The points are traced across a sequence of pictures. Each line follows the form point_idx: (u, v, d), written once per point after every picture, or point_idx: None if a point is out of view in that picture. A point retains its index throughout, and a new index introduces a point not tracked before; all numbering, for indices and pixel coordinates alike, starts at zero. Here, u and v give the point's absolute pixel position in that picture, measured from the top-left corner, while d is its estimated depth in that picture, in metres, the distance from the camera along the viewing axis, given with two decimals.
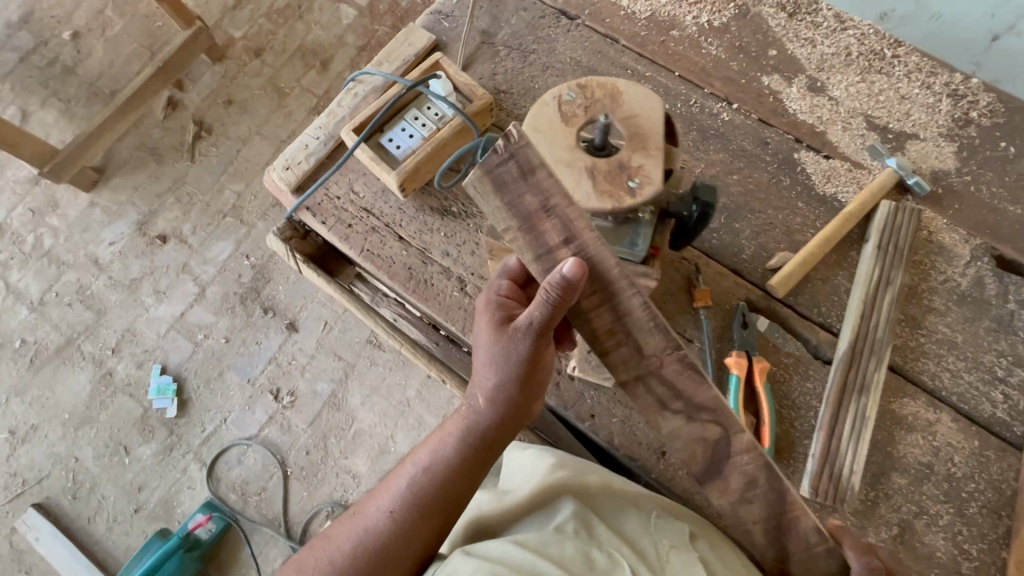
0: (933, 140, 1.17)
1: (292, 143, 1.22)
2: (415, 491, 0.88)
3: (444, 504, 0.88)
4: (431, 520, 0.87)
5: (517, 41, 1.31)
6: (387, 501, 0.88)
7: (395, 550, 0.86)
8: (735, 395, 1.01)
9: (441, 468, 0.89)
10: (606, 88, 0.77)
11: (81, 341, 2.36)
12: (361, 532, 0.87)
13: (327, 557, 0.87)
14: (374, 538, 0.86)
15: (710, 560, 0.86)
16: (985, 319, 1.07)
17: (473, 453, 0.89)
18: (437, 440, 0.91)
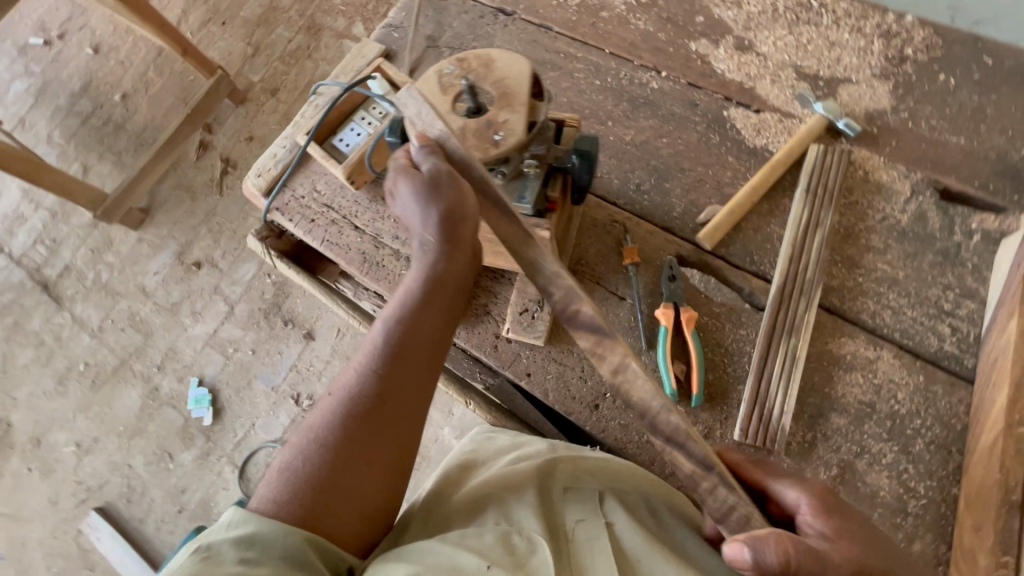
0: (866, 82, 1.16)
1: (265, 153, 1.36)
2: (378, 361, 0.77)
3: (415, 365, 0.78)
4: (405, 387, 0.77)
5: (458, 41, 1.42)
6: (363, 365, 0.78)
7: (371, 428, 0.75)
8: (663, 345, 1.03)
9: (404, 327, 0.79)
10: (482, 58, 0.84)
11: (133, 361, 2.48)
12: (327, 423, 0.76)
13: (293, 463, 0.74)
14: (343, 423, 0.75)
15: (622, 524, 0.79)
16: (929, 254, 1.03)
17: (433, 306, 0.81)
18: (401, 295, 0.81)
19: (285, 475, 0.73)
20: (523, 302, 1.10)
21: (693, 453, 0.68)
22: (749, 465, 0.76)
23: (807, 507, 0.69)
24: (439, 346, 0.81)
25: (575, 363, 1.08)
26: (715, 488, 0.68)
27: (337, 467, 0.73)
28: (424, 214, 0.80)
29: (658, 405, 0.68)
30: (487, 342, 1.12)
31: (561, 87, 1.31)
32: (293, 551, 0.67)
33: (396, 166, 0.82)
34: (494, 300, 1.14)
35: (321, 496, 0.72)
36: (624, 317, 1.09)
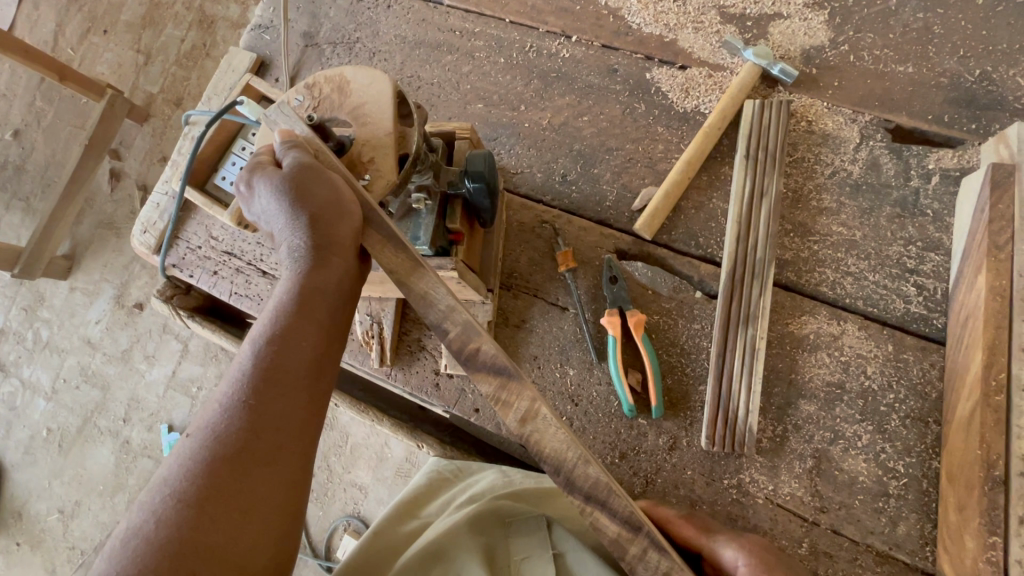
0: (798, 14, 1.02)
1: (146, 205, 1.20)
2: (244, 389, 0.62)
3: (293, 389, 0.63)
4: (282, 418, 0.62)
5: (339, 34, 1.22)
6: (228, 397, 0.62)
7: (243, 471, 0.59)
8: (613, 358, 0.93)
9: (275, 343, 0.63)
10: (333, 81, 0.71)
11: (96, 417, 2.17)
12: (183, 473, 0.59)
13: (141, 526, 0.57)
14: (206, 467, 0.59)
15: (564, 555, 0.84)
16: (887, 206, 0.93)
17: (314, 314, 0.65)
18: (271, 308, 0.66)
19: (129, 546, 0.55)
20: None
21: (615, 511, 0.62)
22: (683, 524, 0.80)
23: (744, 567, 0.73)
24: (325, 364, 0.66)
25: None
26: (643, 552, 0.61)
27: (199, 522, 0.56)
28: (289, 212, 0.66)
29: (573, 457, 0.62)
30: (427, 380, 1.02)
31: (463, 72, 1.14)
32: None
33: (252, 166, 0.69)
34: (427, 333, 1.03)
35: (176, 562, 0.54)
36: (568, 329, 0.99)
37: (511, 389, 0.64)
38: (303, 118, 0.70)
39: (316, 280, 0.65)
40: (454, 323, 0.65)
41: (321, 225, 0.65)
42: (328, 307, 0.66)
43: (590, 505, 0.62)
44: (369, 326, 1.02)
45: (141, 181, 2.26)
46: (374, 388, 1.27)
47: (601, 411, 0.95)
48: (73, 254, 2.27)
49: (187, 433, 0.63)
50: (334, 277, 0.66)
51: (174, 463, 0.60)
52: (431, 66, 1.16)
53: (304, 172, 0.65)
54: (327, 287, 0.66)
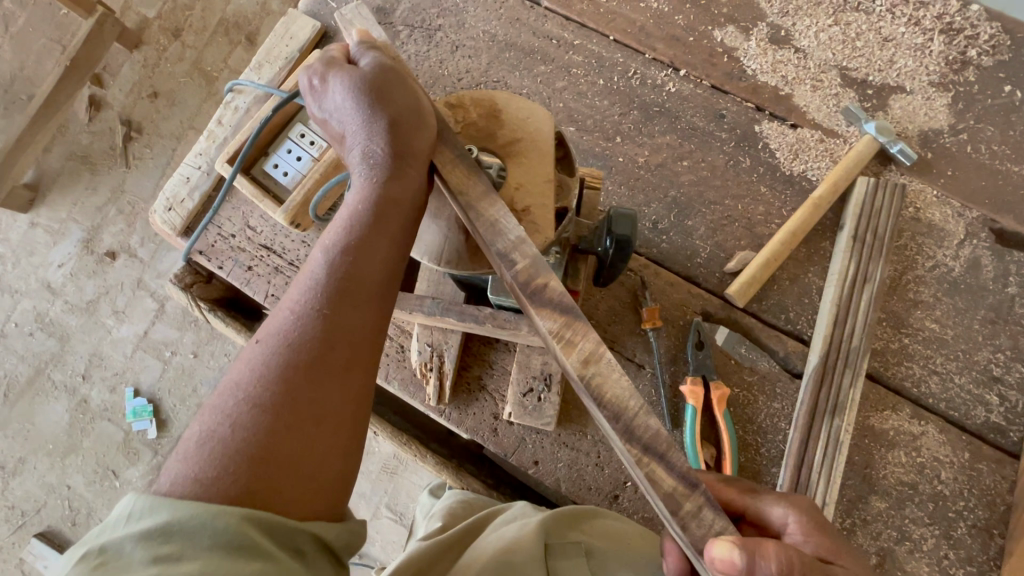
0: (922, 92, 0.97)
1: (173, 177, 1.06)
2: (319, 295, 0.54)
3: (370, 299, 0.55)
4: (358, 331, 0.55)
5: (418, 17, 1.09)
6: (300, 301, 0.55)
7: (321, 382, 0.52)
8: (691, 429, 0.88)
9: (352, 250, 0.55)
10: (483, 106, 0.62)
11: (51, 370, 1.96)
12: (255, 377, 0.52)
13: (213, 430, 0.50)
14: (280, 372, 0.52)
15: None
16: (981, 309, 0.92)
17: (394, 220, 0.57)
18: (346, 211, 0.58)
19: (202, 448, 0.49)
20: (526, 381, 0.92)
21: (674, 465, 0.48)
22: (723, 488, 0.70)
23: (795, 524, 0.64)
24: (400, 275, 0.59)
25: (589, 448, 0.93)
26: (700, 509, 0.48)
27: (277, 431, 0.50)
28: (364, 108, 0.58)
29: (637, 405, 0.49)
30: (485, 425, 0.95)
31: (556, 87, 1.04)
32: (233, 533, 0.44)
33: (322, 59, 0.63)
34: (490, 372, 0.96)
35: (256, 471, 0.48)
36: (642, 389, 0.94)
37: (576, 328, 0.51)
38: (461, 151, 0.60)
39: (396, 184, 0.57)
40: (523, 254, 0.54)
41: (404, 130, 0.57)
42: (408, 218, 0.58)
43: (646, 458, 0.48)
44: (428, 358, 0.93)
45: (126, 116, 2.01)
46: (408, 410, 1.19)
47: None
48: (38, 186, 2.02)
49: (254, 338, 0.56)
50: (416, 187, 0.58)
51: (244, 368, 0.54)
52: (520, 74, 1.05)
53: (386, 75, 0.59)
54: (406, 197, 0.57)
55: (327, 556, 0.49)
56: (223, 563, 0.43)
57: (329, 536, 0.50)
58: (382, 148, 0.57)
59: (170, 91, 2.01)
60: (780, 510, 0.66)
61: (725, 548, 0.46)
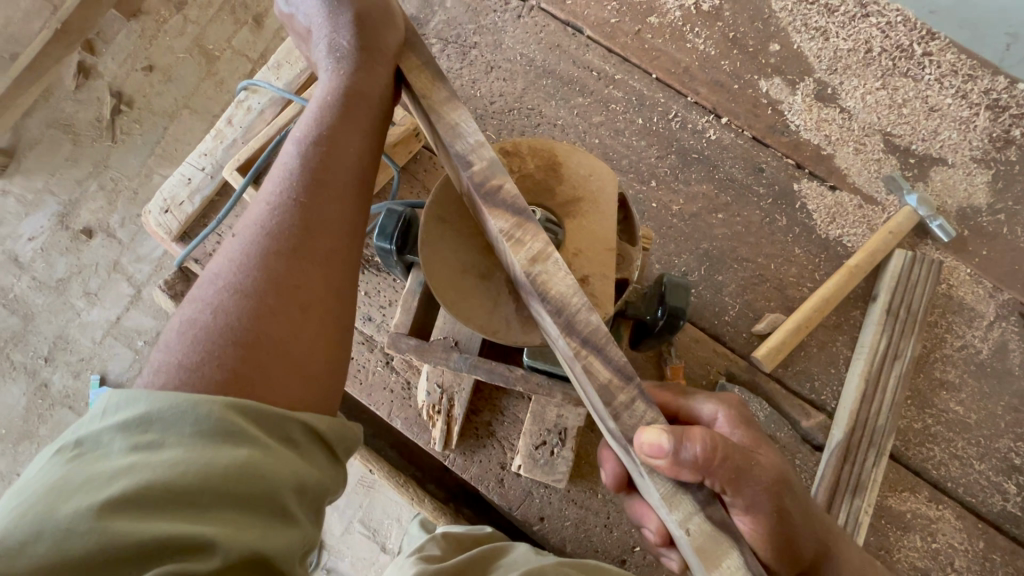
0: (963, 167, 0.95)
1: (173, 175, 0.98)
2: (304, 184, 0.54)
3: (347, 190, 0.55)
4: (338, 223, 0.54)
5: (453, 32, 1.03)
6: (278, 192, 0.54)
7: (301, 268, 0.51)
8: None
9: (325, 141, 0.55)
10: (542, 158, 0.57)
11: (9, 349, 1.83)
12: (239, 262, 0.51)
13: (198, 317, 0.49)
14: (260, 255, 0.51)
15: None
16: (1005, 395, 0.90)
17: (364, 110, 0.56)
18: (316, 106, 0.57)
19: (183, 337, 0.47)
20: (540, 433, 0.86)
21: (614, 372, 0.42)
22: (658, 390, 0.68)
23: (724, 418, 0.63)
24: (373, 170, 0.58)
25: (598, 508, 0.88)
26: None
27: (259, 313, 0.48)
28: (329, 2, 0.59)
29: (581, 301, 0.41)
30: (490, 474, 0.89)
31: (593, 121, 0.99)
32: (215, 419, 0.40)
33: None
34: (500, 419, 0.90)
35: (236, 355, 0.46)
36: None
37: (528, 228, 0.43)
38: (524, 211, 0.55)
39: (364, 73, 0.56)
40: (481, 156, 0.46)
41: (365, 25, 0.57)
42: (376, 115, 0.58)
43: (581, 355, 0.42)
44: (436, 400, 0.86)
45: (115, 88, 1.89)
46: (405, 444, 1.12)
47: None
48: (12, 153, 1.89)
49: (232, 234, 0.55)
50: (383, 83, 0.57)
51: (222, 260, 0.52)
52: (556, 103, 1.00)
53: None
54: (373, 93, 0.57)
55: (320, 448, 0.46)
56: (209, 450, 0.39)
57: (320, 427, 0.46)
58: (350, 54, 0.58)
59: (166, 66, 1.90)
60: (710, 406, 0.64)
61: (654, 432, 0.40)
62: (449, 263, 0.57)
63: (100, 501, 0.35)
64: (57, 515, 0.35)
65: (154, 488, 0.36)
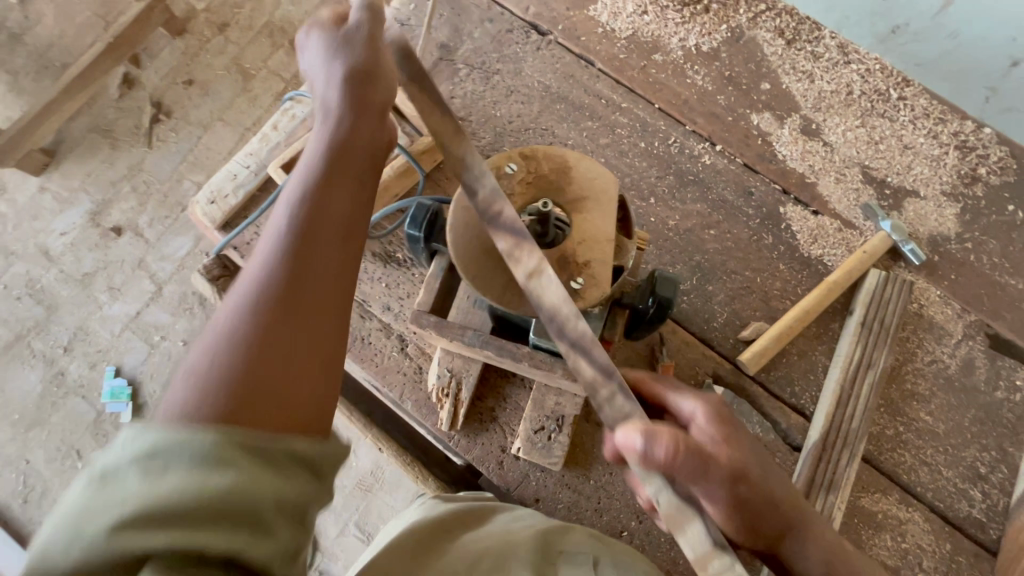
0: (934, 199, 1.05)
1: (221, 171, 1.09)
2: (311, 187, 0.57)
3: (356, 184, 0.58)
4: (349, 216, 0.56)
5: (479, 59, 1.15)
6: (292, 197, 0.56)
7: (317, 266, 0.52)
8: None
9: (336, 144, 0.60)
10: (554, 162, 0.66)
11: (31, 337, 1.91)
12: (253, 280, 0.51)
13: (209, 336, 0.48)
14: (278, 255, 0.52)
15: None
16: (972, 409, 0.97)
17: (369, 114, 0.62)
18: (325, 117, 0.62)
19: (206, 344, 0.48)
20: (539, 419, 0.94)
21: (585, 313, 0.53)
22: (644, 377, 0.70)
23: (702, 415, 0.64)
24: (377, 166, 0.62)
25: (590, 493, 0.95)
26: None
27: (278, 308, 0.49)
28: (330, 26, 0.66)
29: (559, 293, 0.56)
30: (491, 456, 0.96)
31: (600, 143, 1.11)
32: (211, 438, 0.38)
33: None
34: (503, 406, 0.98)
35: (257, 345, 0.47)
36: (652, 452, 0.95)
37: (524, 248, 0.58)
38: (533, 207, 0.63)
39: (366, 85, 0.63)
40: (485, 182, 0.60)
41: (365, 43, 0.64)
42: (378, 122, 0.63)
43: (572, 350, 0.55)
44: (445, 383, 0.94)
45: (156, 99, 2.04)
46: (411, 433, 1.20)
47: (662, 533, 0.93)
48: (54, 153, 2.02)
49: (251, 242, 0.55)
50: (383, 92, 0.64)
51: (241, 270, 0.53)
52: (568, 125, 1.11)
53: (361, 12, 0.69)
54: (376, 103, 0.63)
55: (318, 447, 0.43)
56: (209, 473, 0.37)
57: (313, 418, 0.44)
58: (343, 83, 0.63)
59: (207, 81, 2.05)
60: (691, 403, 0.66)
61: (628, 431, 0.51)
62: (472, 243, 0.66)
63: (115, 520, 0.35)
64: (80, 545, 0.35)
65: (160, 508, 0.36)
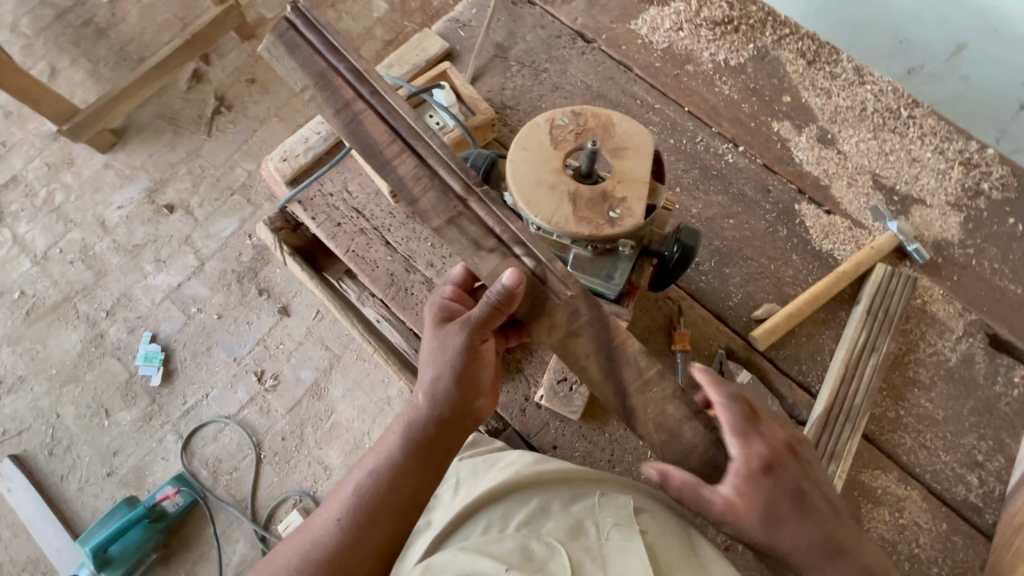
0: (940, 208, 1.14)
1: (295, 134, 1.22)
2: (410, 452, 0.80)
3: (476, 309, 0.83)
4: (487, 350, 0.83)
5: (530, 58, 1.30)
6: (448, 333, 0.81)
7: (467, 394, 0.82)
8: None
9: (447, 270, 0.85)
10: (600, 118, 0.78)
11: (78, 300, 2.02)
12: (349, 506, 0.78)
13: (321, 534, 0.77)
14: (445, 392, 0.81)
15: (652, 544, 0.75)
16: (971, 400, 1.03)
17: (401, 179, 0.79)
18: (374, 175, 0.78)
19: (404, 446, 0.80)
20: (562, 370, 1.02)
21: None
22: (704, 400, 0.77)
23: (736, 468, 0.71)
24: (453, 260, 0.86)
25: (605, 446, 1.02)
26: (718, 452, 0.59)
27: (446, 428, 0.81)
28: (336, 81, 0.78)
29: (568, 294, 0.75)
30: (515, 404, 1.04)
31: None
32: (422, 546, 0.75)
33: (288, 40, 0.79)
34: (529, 359, 1.06)
35: (437, 438, 0.81)
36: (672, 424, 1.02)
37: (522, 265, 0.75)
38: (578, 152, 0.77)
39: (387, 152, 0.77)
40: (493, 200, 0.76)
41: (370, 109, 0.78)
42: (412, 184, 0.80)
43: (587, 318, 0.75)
44: None
45: (220, 93, 2.24)
46: None
47: None
48: (123, 133, 2.20)
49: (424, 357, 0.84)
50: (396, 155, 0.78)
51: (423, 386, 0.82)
52: None
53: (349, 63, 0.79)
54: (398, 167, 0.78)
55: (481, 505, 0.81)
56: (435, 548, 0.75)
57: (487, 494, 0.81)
58: (340, 87, 0.78)
59: (270, 80, 2.24)
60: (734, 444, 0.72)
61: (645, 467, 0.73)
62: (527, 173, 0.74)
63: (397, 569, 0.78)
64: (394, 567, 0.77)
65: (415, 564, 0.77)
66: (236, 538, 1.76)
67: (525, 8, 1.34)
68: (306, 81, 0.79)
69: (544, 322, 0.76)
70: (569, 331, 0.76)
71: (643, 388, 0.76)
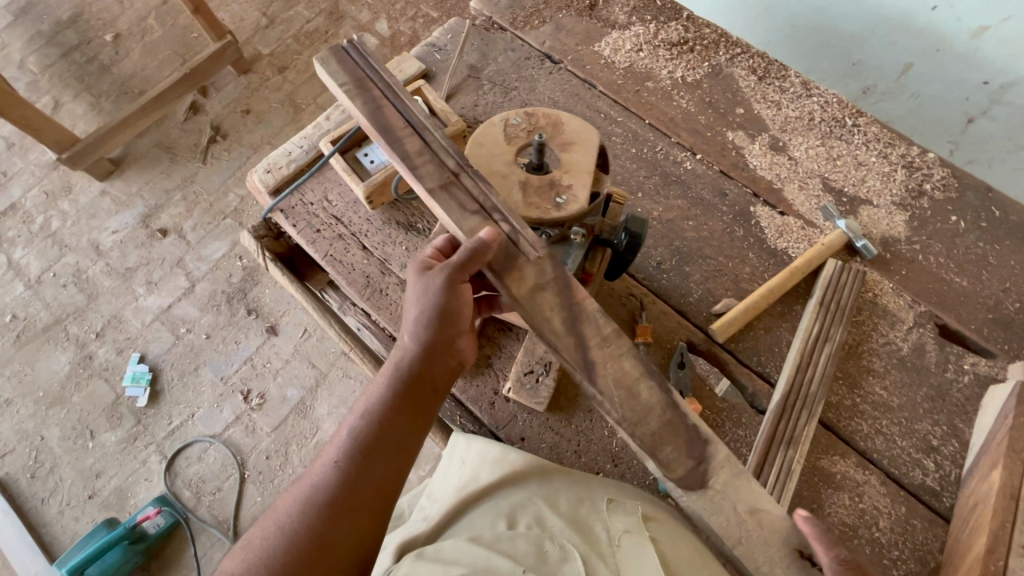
0: (886, 208, 1.21)
1: (279, 148, 1.29)
2: (399, 388, 0.82)
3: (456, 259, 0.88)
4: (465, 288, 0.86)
5: (501, 78, 1.39)
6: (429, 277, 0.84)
7: (448, 331, 0.85)
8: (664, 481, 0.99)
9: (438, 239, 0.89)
10: (550, 118, 0.87)
11: (69, 322, 2.05)
12: (346, 447, 0.78)
13: (321, 478, 0.76)
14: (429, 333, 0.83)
15: (660, 541, 0.77)
16: (924, 387, 1.07)
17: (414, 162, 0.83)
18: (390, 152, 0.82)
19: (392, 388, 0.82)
20: (529, 363, 1.06)
21: None
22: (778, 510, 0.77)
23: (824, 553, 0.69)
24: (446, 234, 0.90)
25: (571, 436, 1.04)
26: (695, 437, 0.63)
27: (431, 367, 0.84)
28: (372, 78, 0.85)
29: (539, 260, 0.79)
30: (484, 397, 1.07)
31: None
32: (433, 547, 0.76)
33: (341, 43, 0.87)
34: (498, 354, 1.10)
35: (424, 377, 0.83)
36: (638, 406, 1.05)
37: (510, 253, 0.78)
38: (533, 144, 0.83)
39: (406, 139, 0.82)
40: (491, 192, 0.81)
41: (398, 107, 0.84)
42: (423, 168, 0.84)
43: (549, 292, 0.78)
44: None
45: (217, 122, 2.33)
46: None
47: (637, 479, 1.01)
48: (121, 162, 2.27)
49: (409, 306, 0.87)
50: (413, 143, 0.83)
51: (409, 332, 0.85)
52: None
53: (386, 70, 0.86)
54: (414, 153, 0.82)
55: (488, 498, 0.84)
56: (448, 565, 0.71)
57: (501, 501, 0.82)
58: (372, 87, 0.84)
59: (264, 110, 2.34)
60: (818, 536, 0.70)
61: None
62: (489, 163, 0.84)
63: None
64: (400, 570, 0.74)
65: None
66: (216, 560, 1.73)
67: (497, 34, 1.45)
68: (345, 81, 0.84)
69: (515, 278, 0.77)
70: (537, 285, 0.78)
71: (605, 346, 0.78)
